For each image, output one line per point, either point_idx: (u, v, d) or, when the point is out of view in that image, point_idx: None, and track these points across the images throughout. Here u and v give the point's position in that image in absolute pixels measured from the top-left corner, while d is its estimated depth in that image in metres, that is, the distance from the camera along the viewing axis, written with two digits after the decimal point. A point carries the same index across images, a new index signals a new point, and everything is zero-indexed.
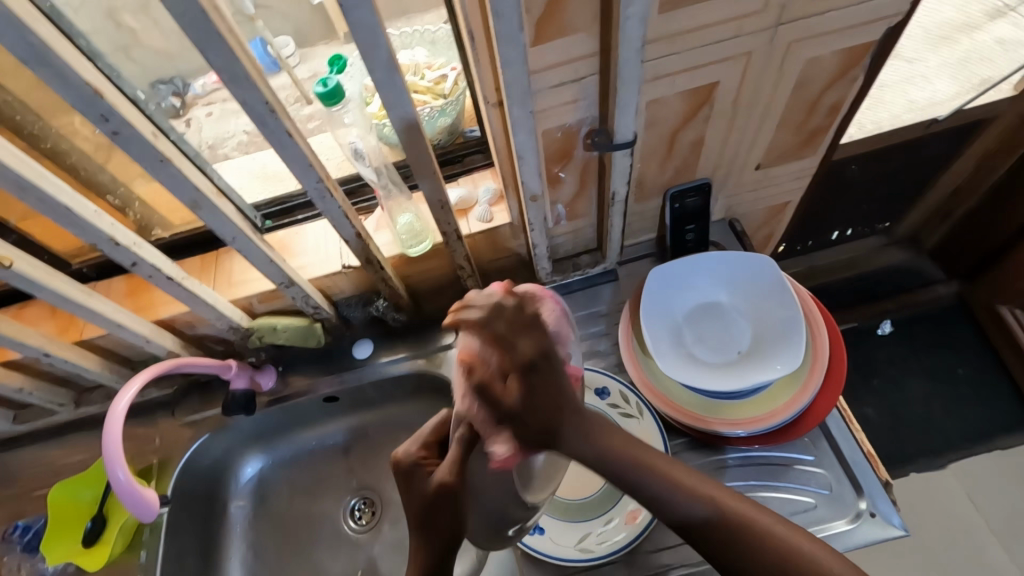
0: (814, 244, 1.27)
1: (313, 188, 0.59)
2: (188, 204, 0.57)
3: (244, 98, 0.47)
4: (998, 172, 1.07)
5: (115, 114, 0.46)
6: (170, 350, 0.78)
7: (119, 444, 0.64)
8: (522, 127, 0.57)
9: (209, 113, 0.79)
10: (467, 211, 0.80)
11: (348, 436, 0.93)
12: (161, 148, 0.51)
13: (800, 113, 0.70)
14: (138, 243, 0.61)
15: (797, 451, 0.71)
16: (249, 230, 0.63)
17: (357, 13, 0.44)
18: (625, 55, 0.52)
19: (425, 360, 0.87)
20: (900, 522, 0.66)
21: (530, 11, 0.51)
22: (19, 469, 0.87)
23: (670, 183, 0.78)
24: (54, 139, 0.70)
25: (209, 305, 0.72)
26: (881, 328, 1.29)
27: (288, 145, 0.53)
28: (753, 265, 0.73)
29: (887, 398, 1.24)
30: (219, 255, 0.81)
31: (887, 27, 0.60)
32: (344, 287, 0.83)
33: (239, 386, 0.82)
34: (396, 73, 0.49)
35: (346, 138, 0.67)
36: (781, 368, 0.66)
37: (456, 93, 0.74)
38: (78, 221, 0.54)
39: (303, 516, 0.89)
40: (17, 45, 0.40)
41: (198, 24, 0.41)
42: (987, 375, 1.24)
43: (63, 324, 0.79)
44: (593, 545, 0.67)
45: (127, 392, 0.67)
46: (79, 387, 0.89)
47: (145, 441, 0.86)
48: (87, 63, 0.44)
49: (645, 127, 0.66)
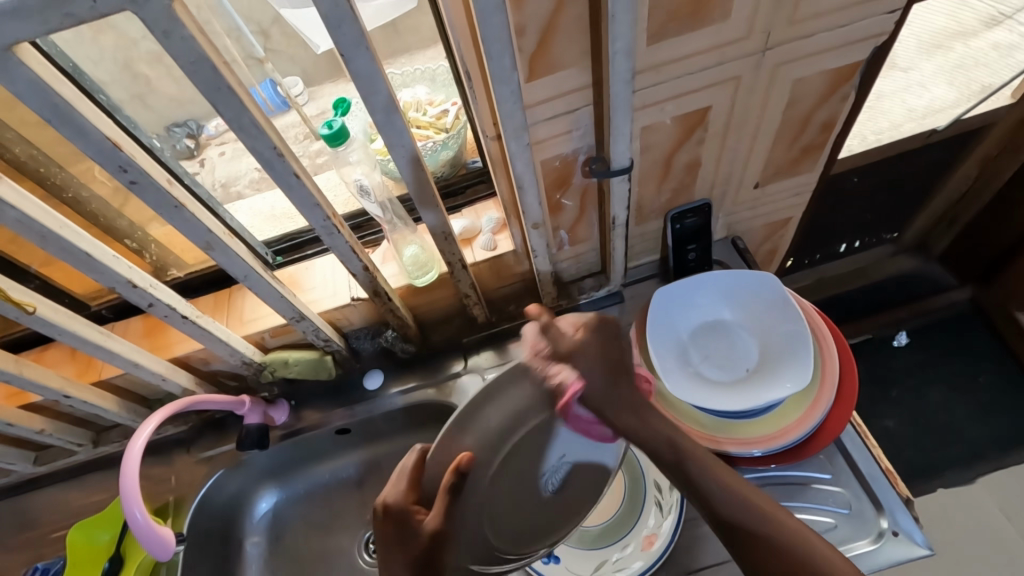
0: (822, 257, 1.24)
1: (321, 225, 0.61)
2: (201, 245, 0.59)
3: (253, 144, 0.50)
4: (1004, 174, 1.07)
5: (132, 164, 0.49)
6: (184, 388, 0.80)
7: (135, 483, 0.65)
8: (520, 158, 0.58)
9: (221, 153, 0.79)
10: (471, 240, 0.81)
11: (362, 468, 0.93)
12: (175, 194, 0.53)
13: (793, 130, 0.71)
14: (154, 284, 0.63)
15: (813, 469, 0.70)
16: (260, 268, 0.64)
17: (358, 62, 0.46)
18: (615, 89, 0.54)
19: (435, 389, 0.87)
20: (924, 540, 0.64)
21: (523, 49, 0.53)
22: (39, 511, 0.88)
23: (670, 205, 0.79)
24: (74, 189, 0.73)
25: (222, 342, 0.73)
26: (896, 340, 1.27)
27: (295, 185, 0.55)
28: (753, 282, 0.74)
29: (906, 411, 1.22)
30: (232, 292, 0.83)
31: (873, 46, 0.61)
32: (353, 319, 0.84)
33: (252, 421, 0.82)
34: (395, 114, 0.52)
35: (350, 175, 0.69)
36: (790, 385, 0.65)
37: (456, 128, 0.77)
38: (98, 267, 0.56)
39: (318, 550, 0.89)
40: (43, 106, 0.43)
41: (210, 79, 0.44)
42: (1008, 383, 1.21)
43: (82, 366, 0.81)
44: (610, 572, 0.66)
45: (143, 430, 0.68)
46: (97, 427, 0.90)
47: (161, 480, 0.87)
48: (106, 118, 0.47)
49: (641, 153, 0.68)
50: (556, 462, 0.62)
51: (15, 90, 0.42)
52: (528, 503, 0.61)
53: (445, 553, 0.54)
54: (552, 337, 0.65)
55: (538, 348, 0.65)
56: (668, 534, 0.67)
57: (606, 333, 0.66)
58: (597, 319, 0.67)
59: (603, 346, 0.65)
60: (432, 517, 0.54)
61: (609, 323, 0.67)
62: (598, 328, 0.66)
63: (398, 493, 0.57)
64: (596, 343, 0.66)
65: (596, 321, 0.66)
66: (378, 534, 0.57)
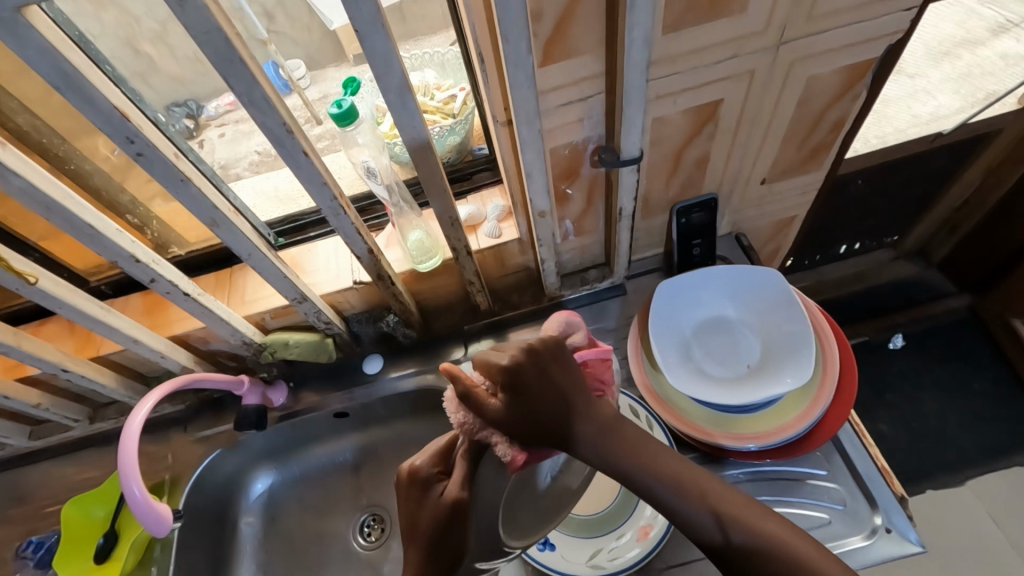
0: (823, 258, 1.25)
1: (327, 206, 0.60)
2: (206, 222, 0.58)
3: (262, 120, 0.49)
4: (1005, 184, 1.08)
5: (140, 136, 0.48)
6: (183, 366, 0.79)
7: (134, 460, 0.65)
8: (530, 146, 0.58)
9: (222, 134, 0.80)
10: (475, 228, 0.81)
11: (358, 452, 0.93)
12: (182, 168, 0.52)
13: (804, 129, 0.71)
14: (157, 260, 0.62)
15: (809, 465, 0.70)
16: (264, 247, 0.64)
17: (373, 40, 0.46)
18: (630, 77, 0.53)
19: (434, 375, 0.87)
20: (917, 539, 0.65)
21: (538, 34, 0.53)
22: (33, 485, 0.88)
23: (676, 198, 0.78)
24: (77, 161, 0.73)
25: (222, 321, 0.73)
26: (892, 342, 1.28)
27: (304, 164, 0.54)
28: (758, 280, 0.74)
29: (899, 413, 1.23)
30: (233, 272, 0.82)
31: (888, 44, 0.61)
32: (354, 302, 0.84)
33: (251, 402, 0.82)
34: (409, 95, 0.51)
35: (358, 157, 0.68)
36: (791, 381, 0.66)
37: (464, 113, 0.76)
38: (100, 240, 0.56)
39: (312, 533, 0.89)
40: (52, 73, 0.42)
41: (222, 51, 0.43)
42: (1002, 390, 1.22)
43: (80, 340, 0.81)
44: (605, 560, 0.66)
45: (141, 408, 0.68)
46: (94, 403, 0.90)
47: (157, 457, 0.87)
48: (114, 89, 0.46)
49: (651, 145, 0.67)
50: (549, 466, 0.57)
51: (24, 56, 0.41)
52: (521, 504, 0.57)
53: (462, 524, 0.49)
54: (479, 410, 0.49)
55: (465, 422, 0.50)
56: (664, 524, 0.67)
57: (528, 376, 0.50)
58: (507, 365, 0.49)
59: (525, 394, 0.49)
60: (456, 482, 0.50)
61: (547, 348, 0.52)
62: (513, 379, 0.49)
63: (426, 456, 0.52)
64: (517, 401, 0.49)
65: (509, 373, 0.49)
66: (399, 494, 0.52)
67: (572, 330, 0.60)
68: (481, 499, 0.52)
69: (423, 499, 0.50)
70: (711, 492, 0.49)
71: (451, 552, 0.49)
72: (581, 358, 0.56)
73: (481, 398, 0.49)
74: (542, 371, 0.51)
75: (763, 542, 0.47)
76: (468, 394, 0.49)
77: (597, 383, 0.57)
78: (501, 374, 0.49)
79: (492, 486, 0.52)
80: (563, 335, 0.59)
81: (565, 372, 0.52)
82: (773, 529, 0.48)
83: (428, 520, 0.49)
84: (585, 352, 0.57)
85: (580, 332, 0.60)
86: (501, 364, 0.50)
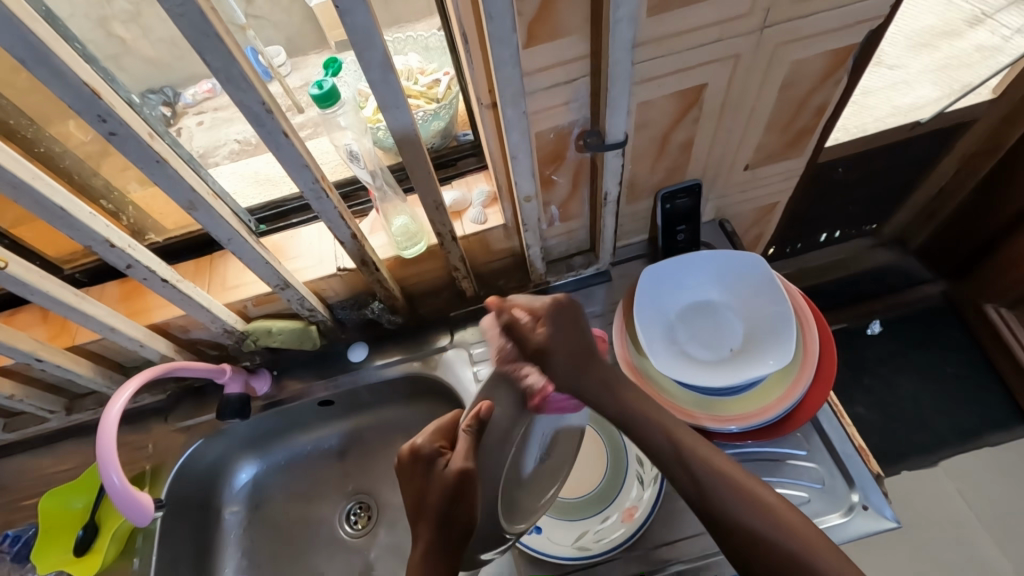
0: (803, 246, 1.28)
1: (310, 189, 0.59)
2: (184, 205, 0.57)
3: (241, 99, 0.48)
4: (977, 176, 1.11)
5: (113, 114, 0.47)
6: (163, 354, 0.78)
7: (113, 448, 0.64)
8: (515, 128, 0.58)
9: (200, 122, 0.78)
10: (461, 213, 0.81)
11: (344, 440, 0.93)
12: (157, 148, 0.51)
13: (786, 114, 0.71)
14: (132, 245, 0.61)
15: (790, 446, 0.72)
16: (245, 232, 0.63)
17: (354, 16, 0.45)
18: (616, 58, 0.53)
19: (420, 362, 0.87)
20: (892, 515, 0.67)
21: (523, 14, 0.52)
22: (7, 477, 0.86)
23: (661, 184, 0.79)
24: (47, 143, 0.70)
25: (203, 308, 0.72)
26: (870, 328, 1.31)
27: (284, 145, 0.53)
28: (742, 264, 0.75)
29: (876, 397, 1.25)
30: (214, 259, 0.81)
31: (869, 29, 0.61)
32: (337, 289, 0.83)
33: (234, 390, 0.81)
34: (391, 75, 0.50)
35: (341, 140, 0.67)
36: (773, 362, 0.67)
37: (448, 97, 0.75)
38: (72, 223, 0.54)
39: (298, 521, 0.89)
40: (18, 47, 0.41)
41: (197, 25, 0.42)
42: (975, 373, 1.26)
43: (55, 329, 0.79)
44: (591, 541, 0.68)
45: (120, 396, 0.66)
46: (71, 393, 0.88)
47: (137, 447, 0.85)
48: (84, 63, 0.45)
49: (637, 129, 0.67)
50: (537, 445, 0.62)
51: None
52: (519, 482, 0.61)
53: (471, 490, 0.56)
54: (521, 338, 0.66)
55: (503, 349, 0.66)
56: (648, 503, 0.68)
57: (558, 319, 0.66)
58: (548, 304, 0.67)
59: (557, 333, 0.65)
60: (459, 454, 0.57)
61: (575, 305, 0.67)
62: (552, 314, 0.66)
63: (426, 436, 0.61)
64: (549, 334, 0.65)
65: (545, 312, 0.66)
66: (405, 474, 0.60)
67: None
68: (485, 470, 0.58)
69: (427, 472, 0.59)
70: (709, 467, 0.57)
71: (453, 518, 0.56)
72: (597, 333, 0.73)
73: (518, 328, 0.67)
74: (570, 319, 0.66)
75: (751, 516, 0.54)
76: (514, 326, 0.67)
77: None
78: (543, 308, 0.67)
79: (495, 456, 0.58)
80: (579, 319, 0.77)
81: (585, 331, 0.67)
82: (736, 475, 0.56)
83: (439, 491, 0.57)
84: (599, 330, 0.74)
85: None
86: (539, 306, 0.67)
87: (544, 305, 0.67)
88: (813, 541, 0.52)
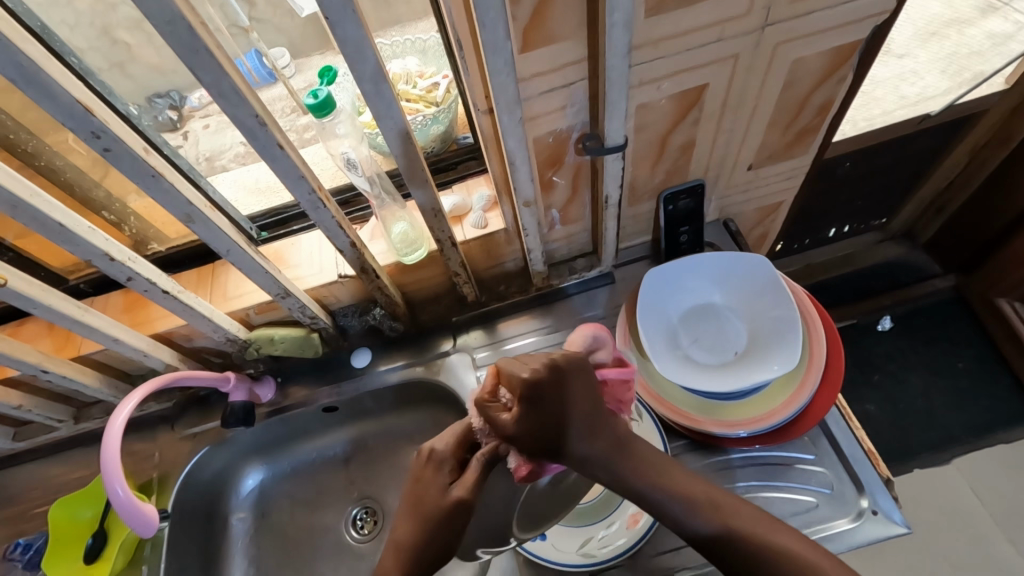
0: (811, 242, 1.26)
1: (307, 200, 0.59)
2: (181, 218, 0.57)
3: (233, 112, 0.48)
4: (991, 164, 1.07)
5: (106, 131, 0.46)
6: (167, 364, 0.78)
7: (117, 460, 0.64)
8: (511, 134, 0.57)
9: (206, 125, 0.78)
10: (461, 218, 0.80)
11: (350, 446, 0.93)
12: (152, 163, 0.51)
13: (789, 113, 0.70)
14: (133, 258, 0.61)
15: (797, 450, 0.71)
16: (243, 242, 0.63)
17: (344, 27, 0.44)
18: (612, 62, 0.52)
19: (423, 367, 0.86)
20: (902, 520, 0.66)
21: (517, 19, 0.51)
22: (18, 486, 0.87)
23: (663, 185, 0.78)
24: (47, 157, 0.71)
25: (205, 318, 0.72)
26: (880, 325, 1.28)
27: (279, 157, 0.53)
28: (747, 266, 0.74)
29: (887, 395, 1.23)
30: (215, 268, 0.81)
31: (873, 26, 0.60)
32: (339, 296, 0.83)
33: (238, 398, 0.82)
34: (384, 84, 0.50)
35: (337, 148, 0.66)
36: (778, 367, 0.66)
37: (447, 101, 0.74)
38: (71, 239, 0.54)
39: (304, 527, 0.89)
40: (9, 69, 0.40)
41: (186, 40, 0.41)
42: (989, 370, 1.23)
43: (60, 340, 0.79)
44: (595, 549, 0.67)
45: (124, 406, 0.67)
46: (78, 403, 0.89)
47: (144, 456, 0.86)
48: (76, 81, 0.45)
49: (636, 131, 0.66)
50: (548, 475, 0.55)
51: None
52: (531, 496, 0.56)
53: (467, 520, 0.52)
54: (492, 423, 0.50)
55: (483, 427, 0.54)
56: (652, 512, 0.67)
57: (545, 397, 0.47)
58: (528, 379, 0.47)
59: (553, 409, 0.48)
60: (464, 482, 0.52)
61: (548, 391, 0.47)
62: (532, 395, 0.47)
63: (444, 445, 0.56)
64: (532, 414, 0.47)
65: (527, 386, 0.47)
66: (411, 474, 0.55)
67: (599, 344, 0.57)
68: (486, 498, 0.54)
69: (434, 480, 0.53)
70: (675, 487, 0.51)
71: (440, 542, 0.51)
72: (603, 376, 0.55)
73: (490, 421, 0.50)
74: (569, 388, 0.49)
75: (735, 529, 0.49)
76: (483, 405, 0.50)
77: (616, 402, 0.56)
78: (520, 389, 0.47)
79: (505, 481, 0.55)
80: (589, 351, 0.56)
81: (588, 390, 0.50)
82: (692, 487, 0.51)
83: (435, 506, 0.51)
84: (608, 370, 0.56)
85: (606, 347, 0.57)
86: (522, 377, 0.47)
87: (525, 385, 0.47)
88: (801, 552, 0.48)
